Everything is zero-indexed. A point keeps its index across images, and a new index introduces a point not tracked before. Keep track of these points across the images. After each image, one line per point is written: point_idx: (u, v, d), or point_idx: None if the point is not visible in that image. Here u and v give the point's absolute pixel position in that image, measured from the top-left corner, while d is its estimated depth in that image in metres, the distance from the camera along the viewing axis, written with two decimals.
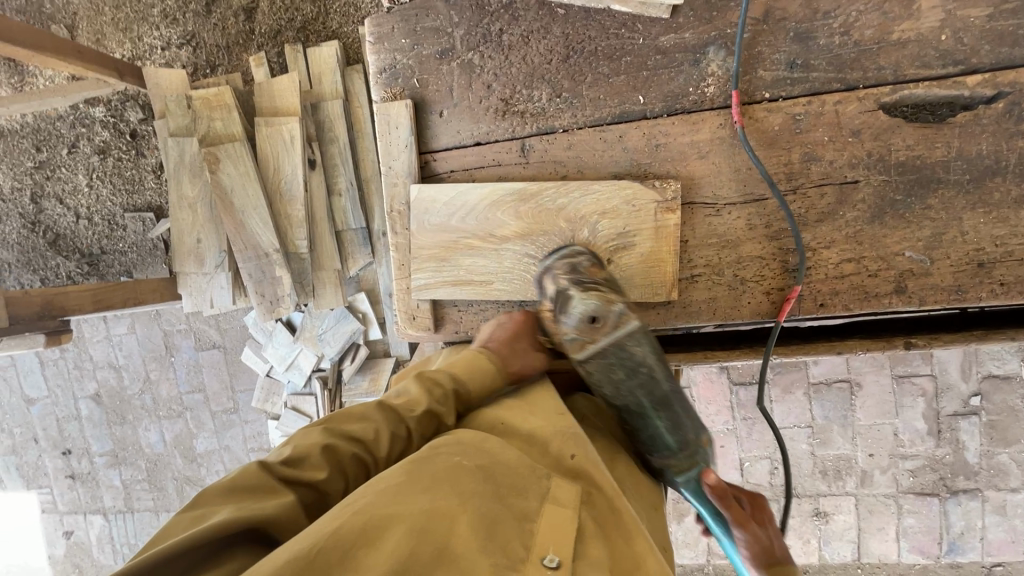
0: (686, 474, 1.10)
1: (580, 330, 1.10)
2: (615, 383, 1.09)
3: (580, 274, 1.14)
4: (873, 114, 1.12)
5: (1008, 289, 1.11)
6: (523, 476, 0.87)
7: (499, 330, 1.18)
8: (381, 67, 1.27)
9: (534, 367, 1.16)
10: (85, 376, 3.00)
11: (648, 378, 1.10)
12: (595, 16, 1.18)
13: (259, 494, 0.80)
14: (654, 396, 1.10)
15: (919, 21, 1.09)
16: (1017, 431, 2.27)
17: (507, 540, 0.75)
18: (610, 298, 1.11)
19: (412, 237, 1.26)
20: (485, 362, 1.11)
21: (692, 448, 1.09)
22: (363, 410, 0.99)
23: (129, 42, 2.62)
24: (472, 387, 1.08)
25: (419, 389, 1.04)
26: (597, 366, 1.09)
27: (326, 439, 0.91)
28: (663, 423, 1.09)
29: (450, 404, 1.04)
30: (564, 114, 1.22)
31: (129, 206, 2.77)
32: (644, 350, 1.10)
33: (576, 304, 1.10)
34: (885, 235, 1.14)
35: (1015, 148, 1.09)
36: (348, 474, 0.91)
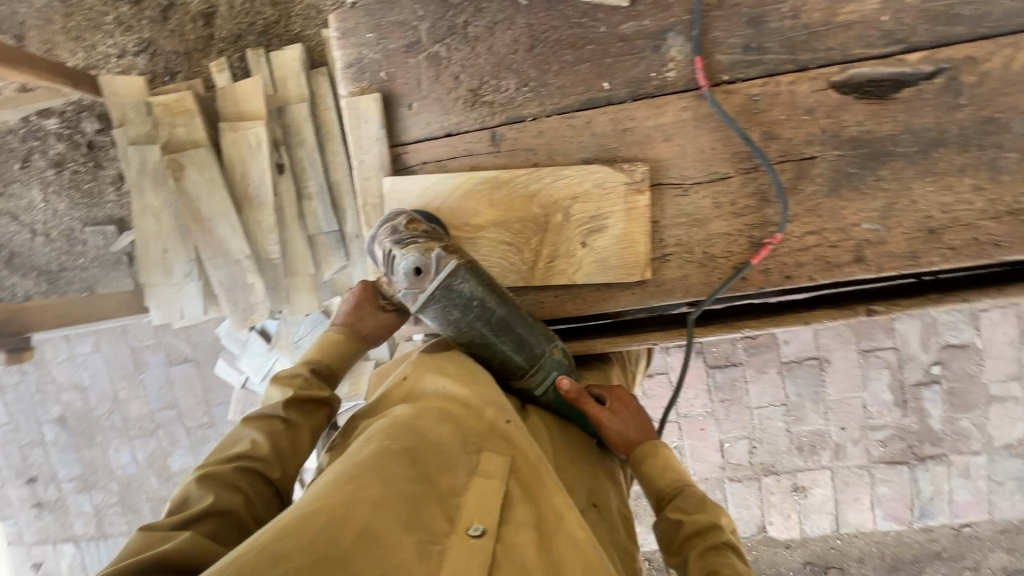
0: (543, 386, 1.23)
1: (409, 284, 1.12)
2: (454, 322, 1.15)
3: (400, 233, 1.14)
4: (825, 93, 1.18)
5: (957, 253, 1.17)
6: (453, 455, 0.99)
7: (337, 305, 1.26)
8: (348, 62, 1.27)
9: (386, 324, 1.34)
10: (48, 399, 2.88)
11: (481, 309, 1.15)
12: (558, 6, 1.22)
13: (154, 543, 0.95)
14: (492, 323, 1.16)
15: (861, 4, 1.15)
16: (976, 396, 2.39)
17: (432, 518, 0.88)
18: (428, 246, 1.12)
19: None
20: (335, 336, 1.32)
21: (539, 362, 1.20)
22: (236, 436, 1.15)
23: (83, 51, 2.54)
24: (328, 359, 1.28)
25: (281, 390, 1.22)
26: (435, 311, 1.14)
27: (206, 471, 1.07)
28: (507, 345, 1.19)
29: (317, 384, 1.24)
30: (532, 102, 1.24)
31: (89, 220, 2.68)
32: (472, 283, 1.13)
33: (400, 262, 1.11)
34: (843, 207, 1.19)
35: (956, 120, 1.16)
36: (242, 486, 1.08)
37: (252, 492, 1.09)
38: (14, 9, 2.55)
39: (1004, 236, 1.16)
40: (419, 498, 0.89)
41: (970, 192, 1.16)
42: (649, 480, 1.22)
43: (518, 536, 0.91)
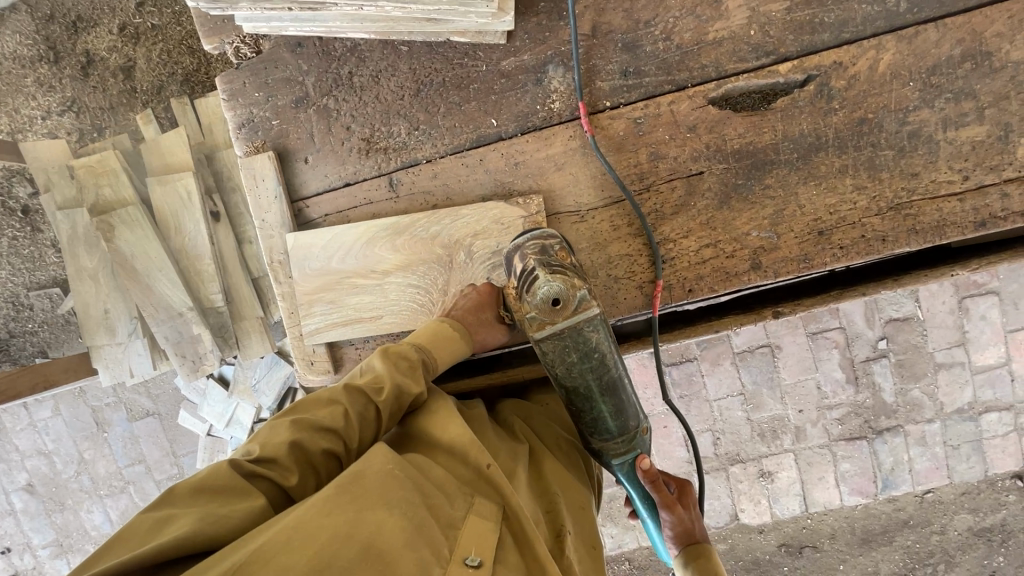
0: (622, 457, 1.27)
1: (543, 311, 1.15)
2: (568, 364, 1.18)
3: (550, 257, 1.16)
4: (704, 110, 1.21)
5: (847, 251, 1.21)
6: (446, 490, 1.04)
7: (464, 299, 1.23)
8: (240, 123, 1.28)
9: (495, 337, 1.26)
10: (12, 469, 2.83)
11: (599, 363, 1.19)
12: (438, 49, 1.23)
13: (224, 498, 0.95)
14: (602, 380, 1.20)
15: (729, 20, 1.18)
16: (923, 365, 2.45)
17: (431, 543, 0.93)
18: (575, 283, 1.15)
19: (295, 285, 1.26)
20: (450, 331, 1.19)
21: (630, 436, 1.25)
22: (332, 395, 1.09)
23: (5, 116, 2.50)
24: (438, 358, 1.18)
25: (385, 367, 1.12)
26: (554, 345, 1.17)
27: (295, 437, 1.03)
28: (607, 407, 1.23)
29: (416, 375, 1.14)
30: (426, 145, 1.26)
31: (33, 284, 2.65)
32: (601, 336, 1.18)
33: (543, 286, 1.13)
34: (735, 218, 1.22)
35: (831, 123, 1.19)
36: (316, 465, 1.05)
37: (323, 472, 1.07)
38: None
39: (888, 231, 1.20)
40: (417, 525, 0.94)
41: (853, 191, 1.20)
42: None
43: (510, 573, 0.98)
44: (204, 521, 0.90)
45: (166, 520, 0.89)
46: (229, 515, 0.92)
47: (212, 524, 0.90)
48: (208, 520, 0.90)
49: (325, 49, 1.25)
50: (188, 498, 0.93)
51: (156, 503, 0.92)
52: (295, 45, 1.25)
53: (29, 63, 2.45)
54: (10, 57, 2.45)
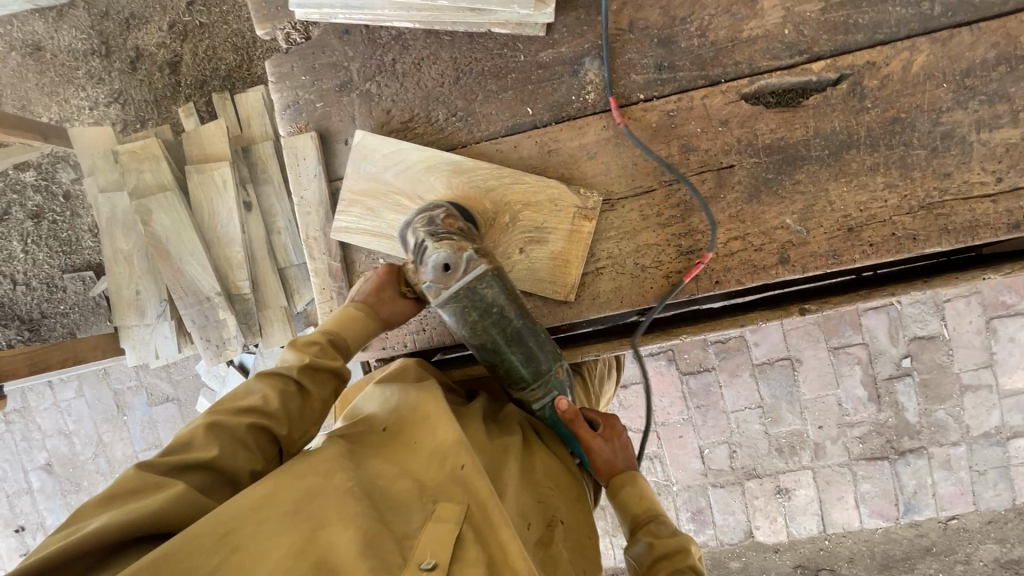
0: (542, 401, 1.26)
1: (436, 277, 1.13)
2: (469, 323, 1.15)
3: (436, 226, 1.17)
4: (736, 105, 1.23)
5: (876, 249, 1.21)
6: (409, 498, 1.00)
7: (365, 283, 1.25)
8: (285, 104, 1.33)
9: (403, 312, 1.25)
10: (33, 447, 2.88)
11: (500, 316, 1.16)
12: (479, 40, 1.28)
13: (140, 493, 0.92)
14: (506, 332, 1.17)
15: (764, 19, 1.21)
16: (949, 386, 2.40)
17: (385, 553, 0.90)
18: (460, 245, 1.14)
19: (345, 177, 1.29)
20: (355, 312, 1.22)
21: (544, 378, 1.22)
22: (250, 385, 1.09)
23: (56, 106, 2.63)
24: (347, 336, 1.19)
25: (295, 353, 1.14)
26: (453, 308, 1.14)
27: (213, 419, 1.01)
28: (517, 356, 1.19)
29: (330, 355, 1.15)
30: (463, 131, 1.30)
31: (68, 267, 2.74)
32: (496, 290, 1.15)
33: (430, 255, 1.14)
34: (763, 212, 1.24)
35: (863, 122, 1.21)
36: (249, 443, 1.04)
37: (257, 451, 1.05)
38: None
39: (919, 229, 1.20)
40: (370, 536, 0.90)
41: (884, 189, 1.21)
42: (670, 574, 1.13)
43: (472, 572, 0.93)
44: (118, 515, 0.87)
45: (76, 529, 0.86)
46: (145, 504, 0.90)
47: (122, 518, 0.86)
48: (120, 516, 0.87)
49: (372, 36, 1.30)
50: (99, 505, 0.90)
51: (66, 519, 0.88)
52: (343, 32, 1.31)
53: (82, 56, 2.58)
54: (66, 50, 2.59)
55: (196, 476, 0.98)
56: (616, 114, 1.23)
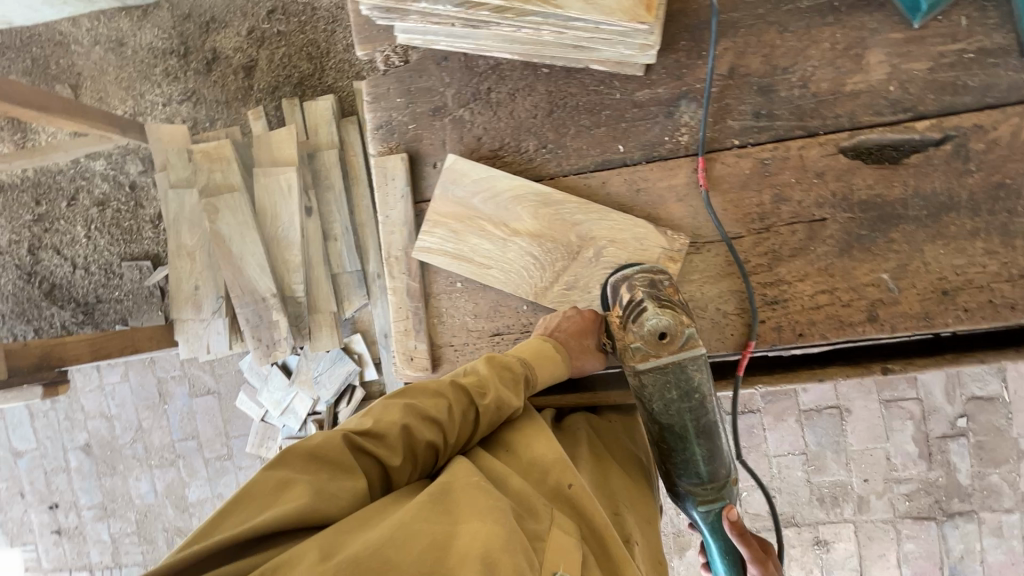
0: (708, 505, 1.20)
1: (648, 343, 1.16)
2: (666, 400, 1.17)
3: (657, 289, 1.17)
4: (834, 158, 1.22)
5: (971, 314, 1.18)
6: (532, 503, 1.01)
7: (566, 321, 1.22)
8: (378, 124, 1.36)
9: (590, 363, 1.25)
10: (75, 427, 2.95)
11: (698, 403, 1.17)
12: (575, 75, 1.29)
13: (334, 472, 0.95)
14: (699, 423, 1.18)
15: (868, 75, 1.20)
16: (1005, 450, 2.31)
17: (527, 550, 0.89)
18: (683, 320, 1.15)
19: (432, 200, 1.31)
20: (550, 350, 1.18)
21: (721, 483, 1.19)
22: (438, 389, 1.10)
23: (131, 100, 2.72)
24: (539, 373, 1.17)
25: (490, 372, 1.13)
26: (655, 379, 1.17)
27: (406, 419, 1.03)
28: (700, 450, 1.18)
29: (516, 389, 1.14)
30: (552, 163, 1.30)
31: (126, 255, 2.82)
32: (703, 375, 1.17)
33: (650, 318, 1.15)
34: (854, 268, 1.21)
35: (966, 185, 1.18)
36: (417, 455, 1.05)
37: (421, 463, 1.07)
38: (71, 60, 2.74)
39: (1019, 298, 1.17)
40: (510, 529, 0.89)
41: (983, 255, 1.18)
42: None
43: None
44: (320, 490, 0.90)
45: (285, 482, 0.90)
46: (339, 489, 0.93)
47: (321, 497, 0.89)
48: (321, 491, 0.90)
49: (469, 64, 1.32)
50: (304, 464, 0.94)
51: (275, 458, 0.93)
52: (441, 59, 1.33)
53: (161, 54, 2.67)
54: (146, 48, 2.68)
55: (371, 468, 1.01)
56: (700, 163, 1.23)
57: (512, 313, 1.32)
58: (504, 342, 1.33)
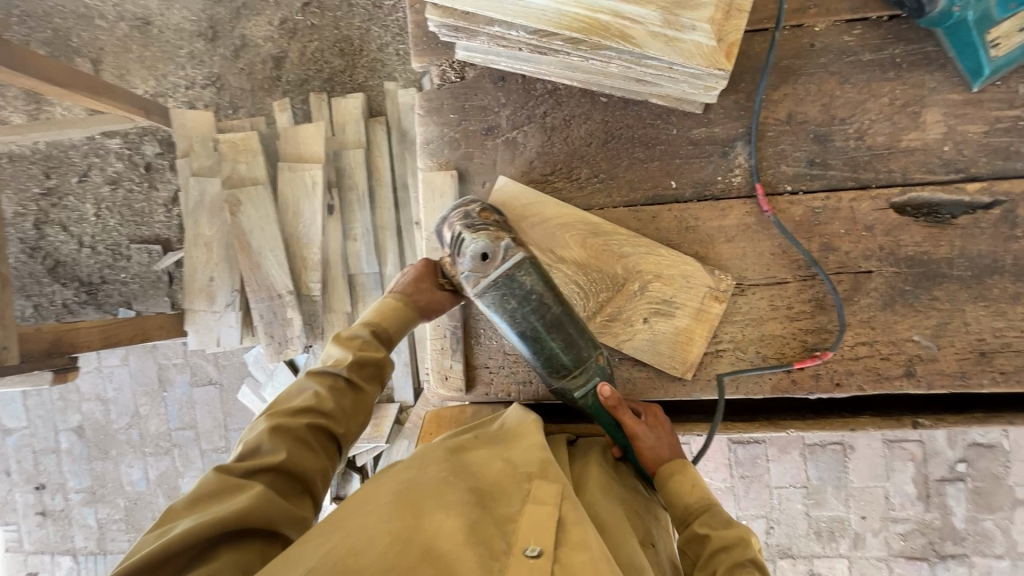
0: (584, 389, 1.19)
1: (473, 267, 1.13)
2: (510, 312, 1.13)
3: (472, 218, 1.17)
4: (884, 212, 1.23)
5: (1007, 377, 1.20)
6: (504, 487, 1.01)
7: (403, 277, 1.27)
8: (428, 138, 1.34)
9: (441, 304, 1.26)
10: (69, 408, 2.88)
11: (539, 303, 1.13)
12: (634, 106, 1.28)
13: (223, 496, 0.96)
14: (546, 319, 1.14)
15: (924, 133, 1.21)
16: (1001, 498, 2.35)
17: (487, 539, 0.89)
18: (498, 234, 1.14)
19: None
20: (392, 303, 1.23)
21: (586, 364, 1.16)
22: (297, 388, 1.13)
23: (153, 80, 2.67)
24: (387, 325, 1.22)
25: (339, 349, 1.17)
26: (494, 298, 1.12)
27: (272, 422, 1.05)
28: (556, 343, 1.15)
29: (372, 349, 1.19)
30: (604, 194, 1.30)
31: (136, 237, 2.76)
32: (534, 278, 1.13)
33: (469, 244, 1.13)
34: (896, 322, 1.23)
35: (1011, 250, 1.20)
36: (311, 444, 1.07)
37: (322, 449, 1.08)
38: (94, 34, 2.67)
39: None
40: (471, 522, 0.90)
41: (1022, 319, 1.20)
42: (733, 567, 1.01)
43: (580, 558, 0.89)
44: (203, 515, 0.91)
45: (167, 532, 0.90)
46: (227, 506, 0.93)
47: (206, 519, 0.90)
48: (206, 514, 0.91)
49: (527, 86, 1.31)
50: (186, 507, 0.94)
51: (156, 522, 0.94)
52: (498, 79, 1.32)
53: (188, 36, 2.62)
54: (173, 28, 2.63)
55: (270, 477, 1.01)
56: (762, 201, 1.23)
57: None
58: None
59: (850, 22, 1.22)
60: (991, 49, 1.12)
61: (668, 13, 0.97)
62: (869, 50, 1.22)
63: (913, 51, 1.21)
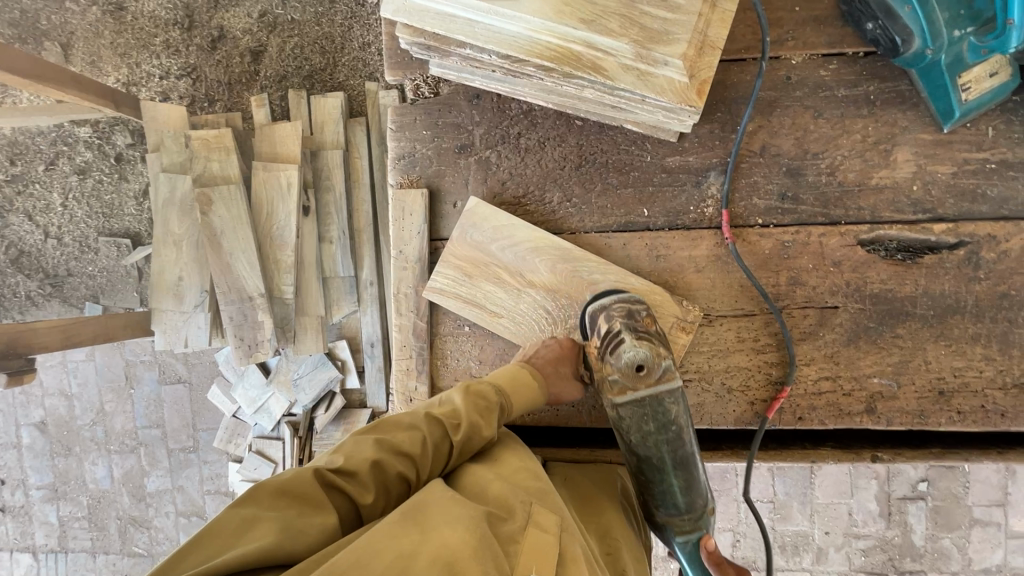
0: (686, 535, 1.18)
1: (625, 376, 1.13)
2: (643, 432, 1.14)
3: (636, 322, 1.15)
4: (852, 249, 1.23)
5: (964, 417, 1.21)
6: (507, 505, 0.96)
7: (544, 349, 1.21)
8: (400, 154, 1.31)
9: (569, 392, 1.22)
10: (31, 403, 2.80)
11: (676, 436, 1.14)
12: (608, 131, 1.27)
13: (303, 509, 0.89)
14: (676, 456, 1.15)
15: (894, 171, 1.22)
16: (959, 517, 2.41)
17: (495, 557, 0.83)
18: (659, 352, 1.14)
19: (450, 241, 1.27)
20: (526, 375, 1.15)
21: (698, 514, 1.17)
22: (412, 420, 1.05)
23: (126, 68, 2.58)
24: (518, 405, 1.13)
25: (464, 403, 1.08)
26: (633, 413, 1.14)
27: (377, 455, 0.98)
28: (677, 482, 1.16)
29: (490, 417, 1.09)
30: (576, 218, 1.28)
31: (105, 230, 2.68)
32: (679, 409, 1.15)
33: (627, 350, 1.12)
34: (860, 358, 1.24)
35: (973, 291, 1.21)
36: (392, 491, 1.00)
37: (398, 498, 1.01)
38: (65, 17, 2.57)
39: (1009, 406, 1.21)
40: (480, 535, 0.84)
41: (980, 360, 1.21)
42: None
43: None
44: (286, 528, 0.84)
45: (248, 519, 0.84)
46: (308, 529, 0.86)
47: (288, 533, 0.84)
48: (288, 528, 0.84)
49: (502, 106, 1.28)
50: (271, 497, 0.88)
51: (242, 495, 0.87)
52: (473, 96, 1.29)
53: (163, 24, 2.53)
54: (147, 15, 2.54)
55: (345, 505, 0.95)
56: (727, 232, 1.23)
57: None
58: None
59: (826, 56, 1.22)
60: (961, 92, 1.13)
61: (640, 46, 0.94)
62: (844, 86, 1.22)
63: (886, 89, 1.21)
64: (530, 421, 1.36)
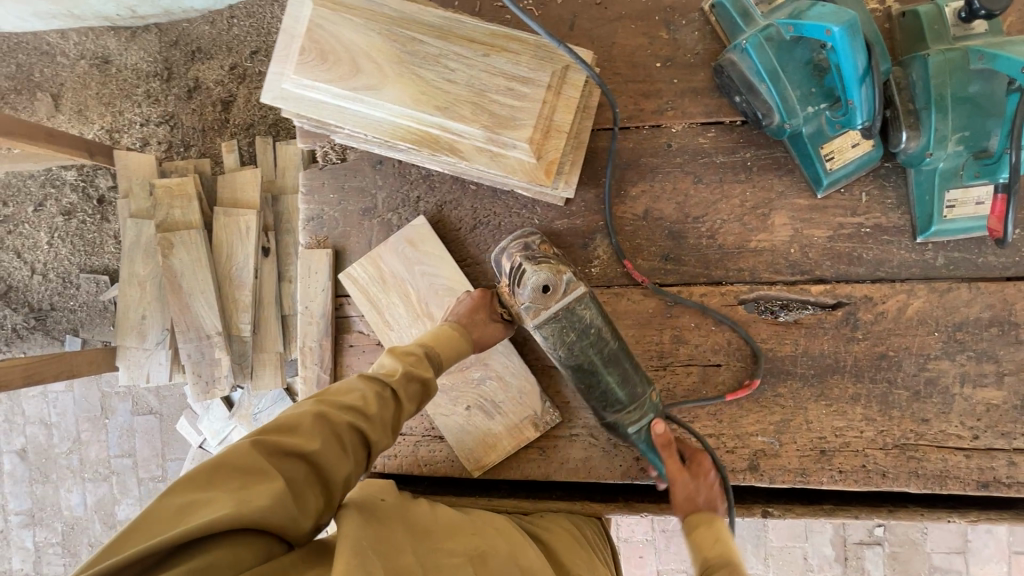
0: (638, 425, 1.18)
1: (533, 299, 1.09)
2: (568, 345, 1.11)
3: (532, 251, 1.14)
4: (733, 308, 1.27)
5: (845, 476, 1.23)
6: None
7: (459, 305, 1.25)
8: (309, 216, 1.40)
9: (494, 336, 1.24)
10: (13, 431, 2.92)
11: (597, 338, 1.12)
12: (501, 196, 1.34)
13: (247, 477, 0.85)
14: (604, 354, 1.13)
15: (771, 234, 1.26)
16: (918, 564, 2.36)
17: None
18: (560, 268, 1.10)
19: (383, 244, 1.33)
20: (448, 330, 1.20)
21: (641, 402, 1.16)
22: (348, 384, 1.06)
23: (110, 116, 2.75)
24: (442, 350, 1.16)
25: (393, 360, 1.11)
26: (554, 330, 1.10)
27: (317, 411, 0.98)
28: (613, 378, 1.14)
29: (423, 366, 1.12)
30: (469, 277, 1.35)
31: (86, 267, 2.83)
32: (594, 313, 1.12)
33: (530, 276, 1.09)
34: (742, 416, 1.26)
35: (851, 351, 1.24)
36: (346, 442, 0.98)
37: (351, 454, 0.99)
38: (56, 70, 2.76)
39: (891, 466, 1.22)
40: None
41: (861, 420, 1.23)
42: None
43: None
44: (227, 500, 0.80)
45: (186, 506, 0.79)
46: (252, 494, 0.83)
47: (232, 504, 0.80)
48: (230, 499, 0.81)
49: (402, 171, 1.36)
50: (209, 477, 0.83)
51: (174, 485, 0.82)
52: (376, 162, 1.37)
53: (143, 76, 2.70)
54: (129, 68, 2.71)
55: (294, 467, 0.91)
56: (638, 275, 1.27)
57: (415, 416, 1.36)
58: (407, 442, 1.37)
59: (704, 125, 1.28)
60: (826, 162, 1.18)
61: (491, 131, 1.01)
62: (722, 153, 1.27)
63: (762, 155, 1.26)
64: (427, 471, 1.36)
